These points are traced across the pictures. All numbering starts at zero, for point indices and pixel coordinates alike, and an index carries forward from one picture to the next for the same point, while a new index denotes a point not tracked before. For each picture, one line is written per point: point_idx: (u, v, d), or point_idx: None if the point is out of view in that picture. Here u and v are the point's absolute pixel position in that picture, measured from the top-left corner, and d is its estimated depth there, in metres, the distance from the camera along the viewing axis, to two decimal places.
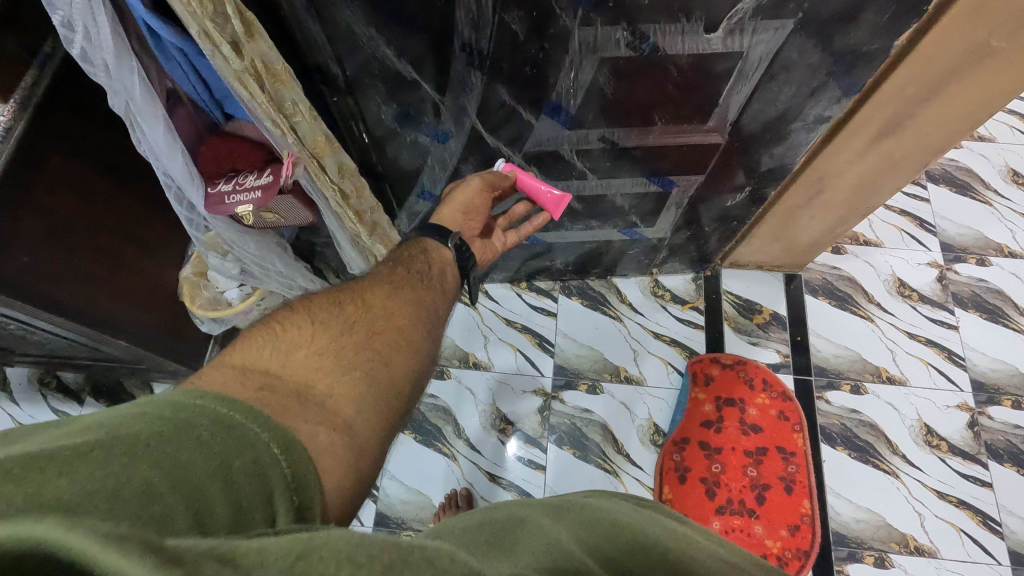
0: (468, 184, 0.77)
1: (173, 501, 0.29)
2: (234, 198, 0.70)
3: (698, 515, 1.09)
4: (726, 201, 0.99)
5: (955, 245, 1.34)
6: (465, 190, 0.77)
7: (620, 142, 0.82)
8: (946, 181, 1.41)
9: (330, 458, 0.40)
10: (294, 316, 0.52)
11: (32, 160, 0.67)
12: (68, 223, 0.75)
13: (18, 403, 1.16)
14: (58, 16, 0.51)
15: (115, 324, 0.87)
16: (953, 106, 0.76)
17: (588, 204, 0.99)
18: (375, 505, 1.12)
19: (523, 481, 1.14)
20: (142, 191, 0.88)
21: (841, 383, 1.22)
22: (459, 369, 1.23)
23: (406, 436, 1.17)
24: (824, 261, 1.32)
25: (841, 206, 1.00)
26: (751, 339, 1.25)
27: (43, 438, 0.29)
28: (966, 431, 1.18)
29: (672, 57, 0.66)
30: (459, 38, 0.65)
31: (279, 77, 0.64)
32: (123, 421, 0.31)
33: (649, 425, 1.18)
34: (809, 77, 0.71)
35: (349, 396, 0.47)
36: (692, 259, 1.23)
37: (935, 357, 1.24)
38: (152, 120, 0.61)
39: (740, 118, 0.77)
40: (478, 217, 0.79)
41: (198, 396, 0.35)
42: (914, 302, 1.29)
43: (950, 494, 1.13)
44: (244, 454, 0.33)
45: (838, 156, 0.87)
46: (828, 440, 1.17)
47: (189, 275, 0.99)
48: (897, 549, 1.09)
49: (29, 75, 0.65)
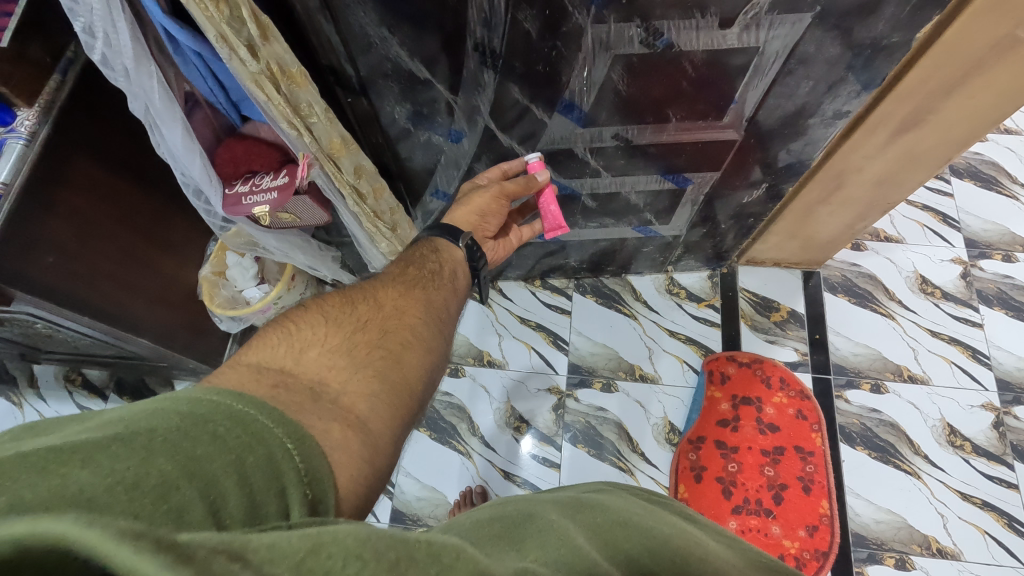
0: (484, 190, 0.76)
1: (189, 492, 0.29)
2: (251, 199, 0.72)
3: (713, 515, 1.07)
4: (742, 198, 0.97)
5: (979, 241, 1.31)
6: (482, 195, 0.76)
7: (635, 140, 0.81)
8: (970, 175, 1.38)
9: (343, 453, 0.40)
10: (308, 316, 0.53)
11: (56, 163, 0.69)
12: (92, 222, 0.77)
13: (46, 399, 1.19)
14: (80, 22, 0.53)
15: (137, 322, 0.89)
16: (978, 99, 0.74)
17: (602, 201, 0.99)
18: (391, 502, 1.13)
19: (537, 479, 1.14)
20: (160, 191, 0.89)
21: (861, 382, 1.20)
22: (473, 367, 1.23)
23: (420, 433, 1.18)
24: (843, 258, 1.30)
25: (860, 202, 0.98)
26: (768, 337, 1.24)
27: (69, 430, 0.30)
28: (990, 432, 1.15)
29: (687, 53, 0.66)
30: (472, 37, 0.66)
31: (294, 79, 0.64)
32: (143, 414, 0.32)
33: (665, 423, 1.17)
34: (828, 72, 0.69)
35: (363, 393, 0.47)
36: (707, 256, 1.22)
37: (959, 355, 1.21)
38: (171, 123, 0.63)
39: (756, 114, 0.76)
40: (492, 221, 0.79)
41: (214, 392, 0.35)
42: (937, 299, 1.26)
43: (974, 496, 1.11)
44: (256, 449, 0.33)
45: (856, 152, 0.85)
46: (847, 439, 1.15)
47: (208, 275, 1.00)
48: (918, 551, 1.07)
49: (52, 81, 0.66)
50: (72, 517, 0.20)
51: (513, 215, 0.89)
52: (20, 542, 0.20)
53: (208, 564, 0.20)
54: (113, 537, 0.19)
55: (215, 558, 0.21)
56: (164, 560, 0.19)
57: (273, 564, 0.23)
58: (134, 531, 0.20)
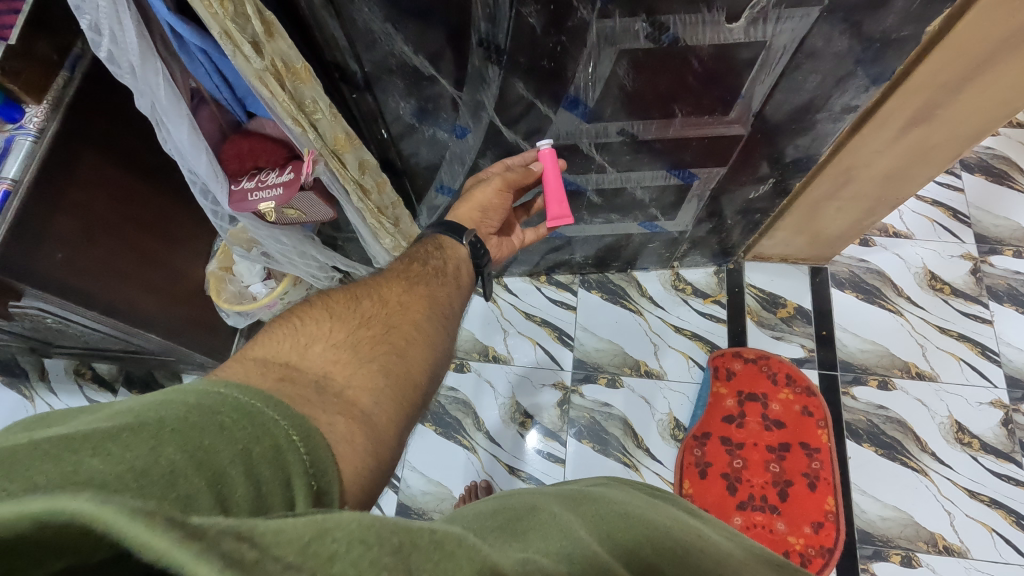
0: (487, 183, 0.76)
1: (197, 481, 0.29)
2: (257, 195, 0.71)
3: (718, 511, 1.07)
4: (749, 193, 0.97)
5: (990, 236, 1.29)
6: (485, 190, 0.76)
7: (641, 135, 0.81)
8: (981, 170, 1.36)
9: (348, 446, 0.41)
10: (312, 311, 0.53)
11: (64, 159, 0.70)
12: (100, 218, 0.77)
13: (56, 393, 1.21)
14: (86, 19, 0.53)
15: (145, 317, 0.89)
16: (990, 92, 0.73)
17: (608, 197, 0.98)
18: (396, 495, 1.14)
19: (542, 474, 1.14)
20: (167, 187, 0.90)
21: (868, 378, 1.19)
22: (479, 362, 1.24)
23: (426, 428, 1.19)
24: (851, 254, 1.29)
25: (869, 197, 0.97)
26: (774, 333, 1.23)
27: (79, 421, 0.30)
28: (999, 429, 1.14)
29: (693, 47, 0.65)
30: (476, 33, 0.65)
31: (298, 75, 0.65)
32: (151, 406, 0.32)
33: (670, 420, 1.18)
34: (837, 65, 0.68)
35: (368, 388, 0.47)
36: (714, 252, 1.22)
37: (968, 352, 1.20)
38: (177, 119, 0.63)
39: (763, 108, 0.76)
40: (496, 216, 0.79)
41: (221, 385, 0.35)
42: (946, 295, 1.25)
43: (982, 493, 1.10)
44: (262, 440, 0.34)
45: (865, 146, 0.84)
46: (853, 436, 1.15)
47: (215, 270, 1.01)
48: (925, 548, 1.06)
49: (60, 77, 0.67)
50: (86, 496, 0.20)
51: (516, 213, 0.88)
52: (37, 519, 0.20)
53: (218, 543, 0.20)
54: (126, 515, 0.19)
55: (226, 538, 0.21)
56: (176, 538, 0.19)
57: (279, 546, 0.22)
58: (145, 510, 0.20)
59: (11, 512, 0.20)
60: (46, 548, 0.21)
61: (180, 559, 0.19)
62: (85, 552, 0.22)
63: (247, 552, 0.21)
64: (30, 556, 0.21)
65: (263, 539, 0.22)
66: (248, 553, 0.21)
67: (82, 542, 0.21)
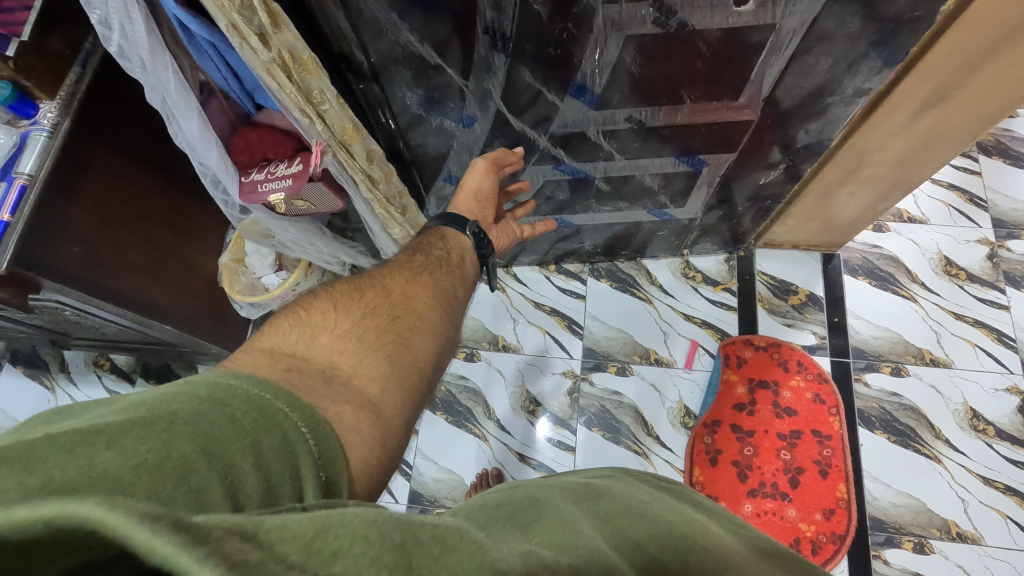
0: (475, 169, 0.79)
1: (208, 475, 0.30)
2: (267, 186, 0.73)
3: (729, 498, 1.08)
4: (760, 179, 0.96)
5: (1008, 221, 1.27)
6: (473, 176, 0.79)
7: (649, 122, 0.80)
8: (999, 153, 1.34)
9: (356, 435, 0.41)
10: (318, 302, 0.54)
11: (79, 154, 0.71)
12: (115, 211, 0.78)
13: (76, 383, 1.24)
14: (96, 14, 0.54)
15: (161, 308, 0.91)
16: (1009, 73, 0.71)
17: (616, 184, 0.98)
18: (408, 483, 1.15)
19: (552, 461, 1.15)
20: (178, 180, 0.91)
21: (881, 365, 1.18)
22: (488, 352, 1.24)
23: (437, 417, 1.20)
24: (864, 240, 1.27)
25: (883, 181, 0.95)
26: (785, 320, 1.22)
27: (95, 414, 0.31)
28: (1014, 416, 1.13)
29: (702, 32, 0.64)
30: (482, 21, 0.65)
31: (306, 67, 0.64)
32: (167, 398, 0.33)
33: (680, 407, 1.17)
34: (850, 48, 0.67)
35: (373, 377, 0.48)
36: (725, 239, 1.21)
37: (983, 338, 1.19)
38: (187, 112, 0.64)
39: (773, 93, 0.74)
40: (490, 203, 0.81)
41: (233, 377, 0.36)
42: (962, 281, 1.23)
43: (996, 480, 1.09)
44: (273, 433, 0.35)
45: (879, 130, 0.83)
46: (866, 423, 1.14)
47: (228, 261, 1.02)
48: (937, 535, 1.06)
49: (73, 73, 0.69)
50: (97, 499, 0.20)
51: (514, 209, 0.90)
52: (49, 522, 0.20)
53: (222, 545, 0.20)
54: (130, 521, 0.19)
55: (231, 537, 0.21)
56: (181, 543, 0.19)
57: (285, 542, 0.22)
58: (152, 512, 0.19)
59: (23, 515, 0.20)
60: (57, 547, 0.21)
61: (184, 564, 0.18)
62: (94, 549, 0.22)
63: (251, 553, 0.21)
64: (42, 555, 0.21)
65: (268, 538, 0.22)
66: (253, 552, 0.21)
67: (92, 541, 0.21)
